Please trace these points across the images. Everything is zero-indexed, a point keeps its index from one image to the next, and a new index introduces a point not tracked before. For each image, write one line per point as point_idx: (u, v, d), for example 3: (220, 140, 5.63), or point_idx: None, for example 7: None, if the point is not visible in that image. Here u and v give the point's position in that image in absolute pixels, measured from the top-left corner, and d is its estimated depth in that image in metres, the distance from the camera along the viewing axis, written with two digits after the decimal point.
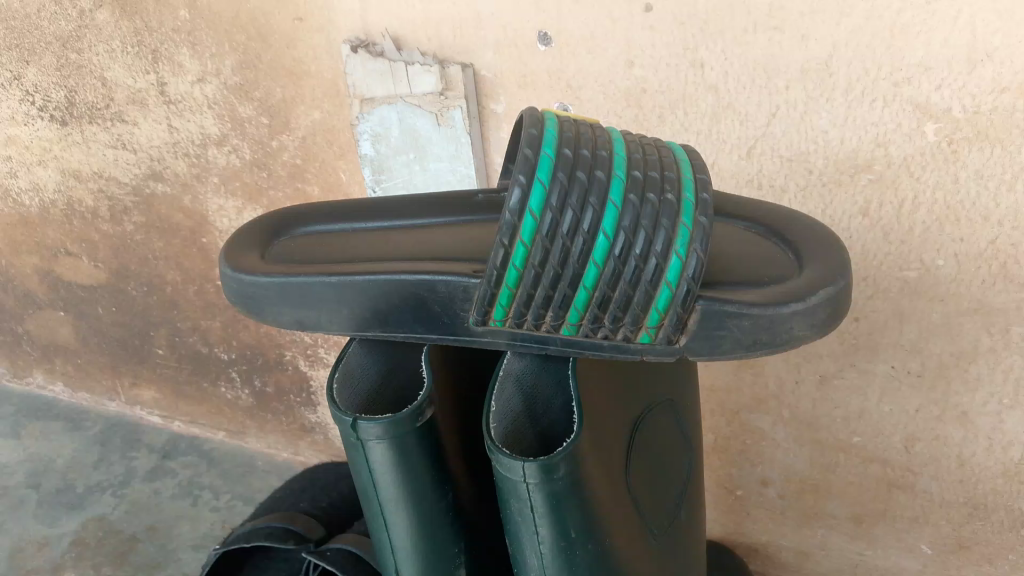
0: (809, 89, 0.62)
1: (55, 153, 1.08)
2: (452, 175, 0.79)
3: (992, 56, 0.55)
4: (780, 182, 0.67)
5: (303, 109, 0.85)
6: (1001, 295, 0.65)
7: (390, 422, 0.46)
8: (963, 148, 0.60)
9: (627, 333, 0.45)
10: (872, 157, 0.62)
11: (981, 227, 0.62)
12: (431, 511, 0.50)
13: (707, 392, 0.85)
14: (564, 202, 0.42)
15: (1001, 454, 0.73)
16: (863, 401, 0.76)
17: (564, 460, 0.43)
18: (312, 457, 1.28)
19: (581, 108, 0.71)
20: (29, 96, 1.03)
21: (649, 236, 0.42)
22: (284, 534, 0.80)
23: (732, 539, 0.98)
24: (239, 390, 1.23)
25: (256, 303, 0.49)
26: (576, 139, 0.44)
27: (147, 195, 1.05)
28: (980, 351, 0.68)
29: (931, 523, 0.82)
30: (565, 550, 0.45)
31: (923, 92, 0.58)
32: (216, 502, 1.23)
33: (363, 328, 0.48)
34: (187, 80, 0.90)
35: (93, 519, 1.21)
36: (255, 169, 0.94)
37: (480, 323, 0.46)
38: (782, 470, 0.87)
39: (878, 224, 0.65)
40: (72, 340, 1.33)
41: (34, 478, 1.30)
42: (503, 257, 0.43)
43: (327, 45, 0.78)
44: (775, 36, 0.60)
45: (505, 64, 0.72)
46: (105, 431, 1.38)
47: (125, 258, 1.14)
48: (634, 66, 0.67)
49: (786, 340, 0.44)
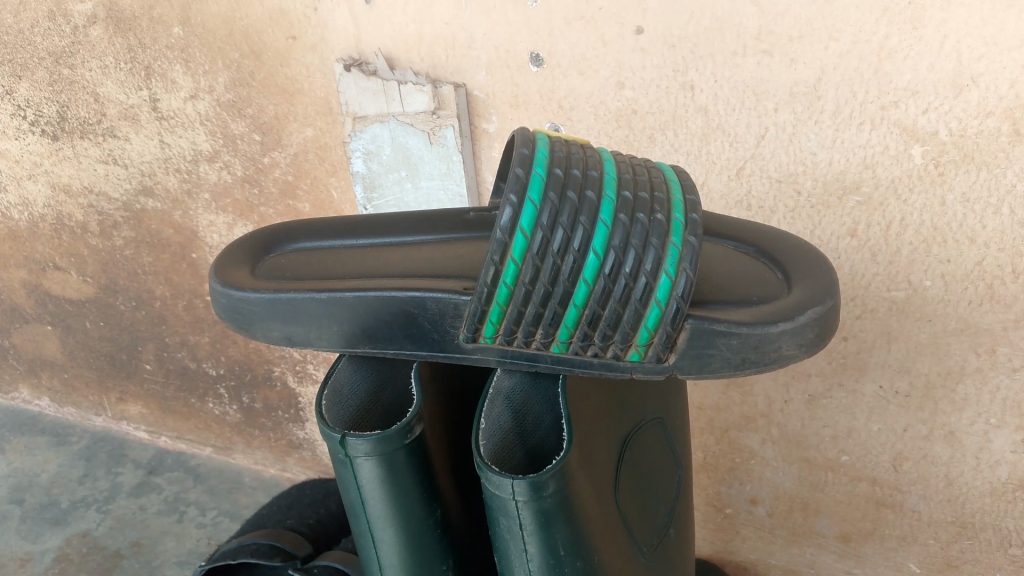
0: (798, 112, 0.62)
1: (45, 167, 1.08)
2: (443, 193, 0.79)
3: (977, 81, 0.56)
4: (769, 203, 0.68)
5: (295, 127, 0.85)
6: (988, 316, 0.65)
7: (378, 439, 0.46)
8: (949, 170, 0.60)
9: (617, 351, 0.45)
10: (860, 179, 0.63)
11: (968, 248, 0.63)
12: (419, 528, 0.50)
13: (696, 411, 0.86)
14: (554, 221, 0.42)
15: (989, 473, 0.74)
16: (852, 420, 0.77)
17: (553, 477, 0.43)
18: (300, 473, 1.27)
19: (572, 128, 0.71)
20: (21, 111, 1.03)
21: (639, 256, 0.43)
22: (270, 550, 0.80)
23: (721, 557, 0.98)
24: (227, 406, 1.23)
25: (246, 319, 0.49)
26: (567, 159, 0.45)
27: (137, 210, 1.05)
28: (967, 371, 0.69)
29: (920, 542, 0.82)
30: (554, 567, 0.45)
31: (910, 115, 0.59)
32: (202, 518, 1.22)
33: (352, 344, 0.48)
34: (179, 96, 0.90)
35: (77, 535, 1.20)
36: (246, 186, 0.94)
37: (470, 340, 0.46)
38: (772, 489, 0.87)
39: (866, 245, 0.66)
40: (59, 354, 1.32)
41: (18, 493, 1.29)
42: (493, 275, 0.43)
43: (320, 64, 0.79)
44: (765, 59, 0.61)
45: (497, 84, 0.72)
46: (91, 447, 1.37)
47: (114, 273, 1.14)
48: (625, 88, 0.67)
49: (775, 359, 0.44)
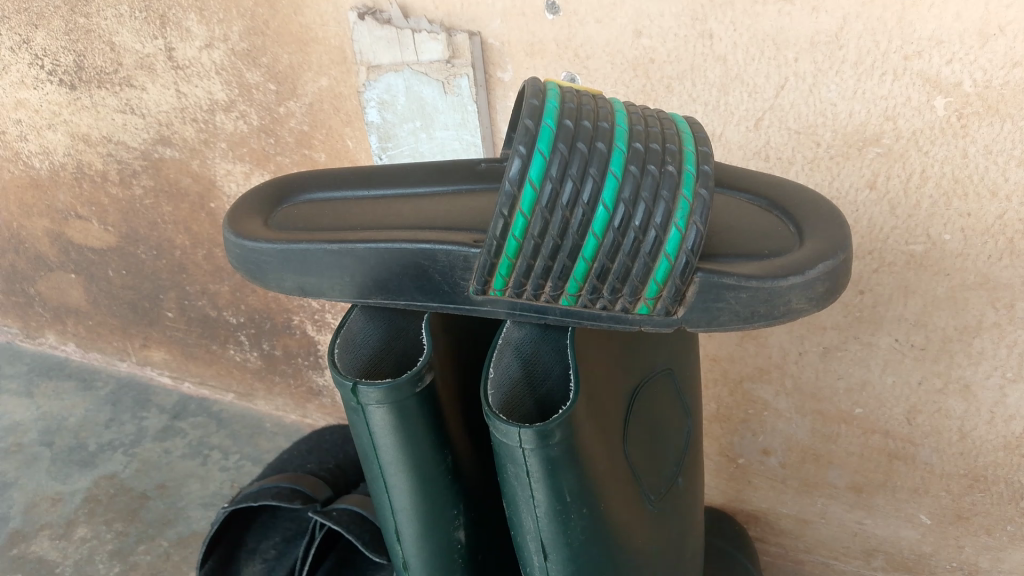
0: (818, 62, 0.61)
1: (64, 116, 1.08)
2: (458, 143, 0.79)
3: (1005, 30, 0.55)
4: (787, 154, 0.67)
5: (311, 76, 0.84)
6: (1007, 270, 0.65)
7: (390, 387, 0.47)
8: (972, 123, 0.59)
9: (626, 304, 0.45)
10: (880, 131, 0.62)
11: (990, 202, 0.62)
12: (430, 474, 0.51)
13: (710, 362, 0.86)
14: (564, 174, 0.42)
15: (1003, 427, 0.74)
16: (866, 372, 0.77)
17: (560, 426, 0.44)
18: (320, 419, 1.29)
19: (588, 77, 0.70)
20: (38, 60, 1.03)
21: (649, 209, 0.42)
22: (291, 494, 0.82)
23: (732, 505, 0.99)
24: (248, 353, 1.25)
25: (259, 269, 0.49)
26: (578, 110, 0.44)
27: (156, 159, 1.05)
28: (984, 325, 0.68)
29: (931, 494, 0.83)
30: (560, 514, 0.46)
31: (934, 65, 0.58)
32: (226, 462, 1.25)
33: (363, 295, 0.48)
34: (194, 44, 0.90)
35: (104, 477, 1.23)
36: (263, 135, 0.93)
37: (479, 292, 0.46)
38: (784, 439, 0.88)
39: (885, 198, 0.65)
40: (83, 301, 1.35)
41: (48, 436, 1.32)
42: (502, 228, 0.43)
43: (335, 13, 0.78)
44: (786, 7, 0.60)
45: (512, 31, 0.71)
46: (117, 392, 1.40)
47: (134, 222, 1.15)
48: (642, 35, 0.66)
49: (784, 314, 0.44)
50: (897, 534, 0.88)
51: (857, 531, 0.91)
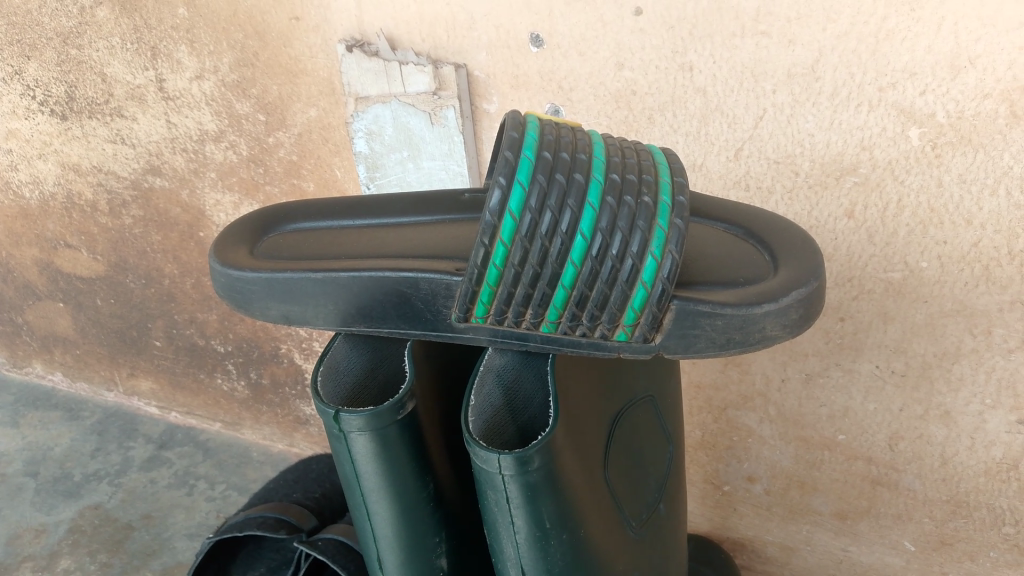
0: (796, 93, 0.63)
1: (55, 146, 1.09)
2: (444, 173, 0.80)
3: (975, 63, 0.56)
4: (766, 183, 0.68)
5: (300, 107, 0.86)
6: (983, 297, 0.66)
7: (371, 414, 0.47)
8: (946, 152, 0.60)
9: (605, 331, 0.46)
10: (857, 160, 0.64)
11: (965, 229, 0.63)
12: (413, 502, 0.51)
13: (694, 390, 0.86)
14: (543, 204, 0.43)
15: (983, 453, 0.74)
16: (848, 399, 0.78)
17: (539, 452, 0.44)
18: (307, 449, 1.29)
19: (572, 109, 0.72)
20: (30, 91, 1.04)
21: (626, 238, 0.43)
22: (276, 523, 0.81)
23: (718, 533, 0.99)
24: (235, 382, 1.25)
25: (244, 297, 0.50)
26: (556, 142, 0.45)
27: (146, 189, 1.06)
28: (963, 352, 0.69)
29: (914, 520, 0.83)
30: (540, 540, 0.46)
31: (908, 97, 0.59)
32: (212, 491, 1.24)
33: (346, 323, 0.49)
34: (185, 76, 0.91)
35: (90, 508, 1.22)
36: (252, 165, 0.95)
37: (462, 320, 0.47)
38: (768, 466, 0.88)
39: (863, 226, 0.66)
40: (71, 330, 1.34)
41: (33, 467, 1.31)
42: (483, 256, 0.44)
43: (323, 45, 0.80)
44: (763, 40, 0.61)
45: (497, 63, 0.73)
46: (103, 422, 1.40)
47: (123, 252, 1.16)
48: (624, 68, 0.68)
49: (759, 340, 0.45)
50: (882, 561, 0.88)
51: (842, 558, 0.91)
